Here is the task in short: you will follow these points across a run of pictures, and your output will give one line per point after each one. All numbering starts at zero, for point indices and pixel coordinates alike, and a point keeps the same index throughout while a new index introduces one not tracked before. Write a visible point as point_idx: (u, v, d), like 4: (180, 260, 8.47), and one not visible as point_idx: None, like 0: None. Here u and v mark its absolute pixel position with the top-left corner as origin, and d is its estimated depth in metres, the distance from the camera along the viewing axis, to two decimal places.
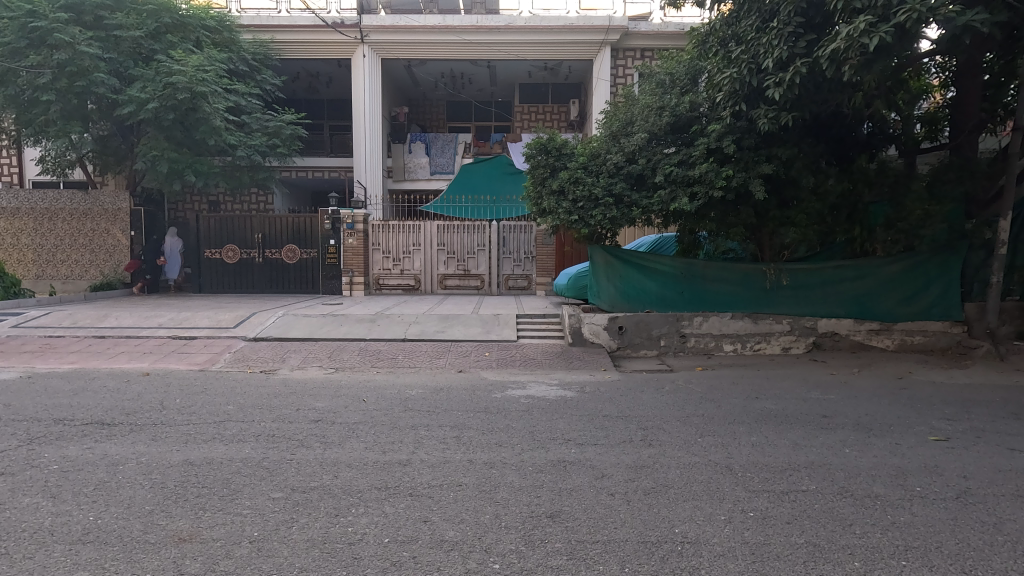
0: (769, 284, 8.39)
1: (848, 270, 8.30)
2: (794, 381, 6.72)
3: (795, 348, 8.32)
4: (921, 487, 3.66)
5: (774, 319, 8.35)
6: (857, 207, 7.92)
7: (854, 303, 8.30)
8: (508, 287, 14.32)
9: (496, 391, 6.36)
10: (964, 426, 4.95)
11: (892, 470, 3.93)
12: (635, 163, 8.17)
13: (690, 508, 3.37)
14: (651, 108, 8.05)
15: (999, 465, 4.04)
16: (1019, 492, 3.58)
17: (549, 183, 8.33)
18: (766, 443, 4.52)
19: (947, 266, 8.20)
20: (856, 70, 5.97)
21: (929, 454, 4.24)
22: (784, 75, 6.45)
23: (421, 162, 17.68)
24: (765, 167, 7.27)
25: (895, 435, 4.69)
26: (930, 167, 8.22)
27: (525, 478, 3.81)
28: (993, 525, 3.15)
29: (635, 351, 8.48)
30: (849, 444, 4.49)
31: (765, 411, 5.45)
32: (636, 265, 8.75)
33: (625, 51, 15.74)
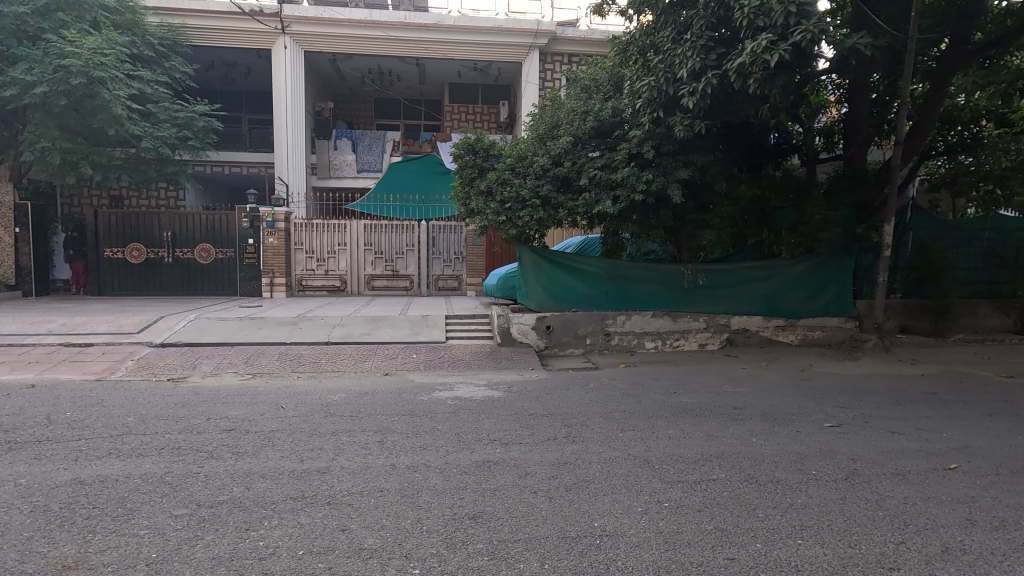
0: (688, 284, 8.79)
1: (758, 270, 8.85)
2: (709, 375, 7.08)
3: (711, 345, 8.79)
4: (816, 470, 3.97)
5: (691, 316, 8.79)
6: (765, 211, 8.48)
7: (762, 301, 8.87)
8: (438, 287, 14.18)
9: (423, 393, 6.27)
10: (855, 413, 5.42)
11: (793, 456, 4.24)
12: (561, 165, 8.33)
13: (609, 501, 3.48)
14: (576, 112, 8.26)
15: (883, 447, 4.45)
16: (897, 471, 3.96)
17: (477, 184, 8.36)
18: (681, 435, 4.75)
19: (843, 267, 8.96)
20: (761, 83, 6.39)
21: (824, 440, 4.60)
22: (697, 85, 6.81)
23: (347, 159, 17.16)
24: (682, 173, 7.63)
25: (797, 424, 5.06)
26: (827, 176, 8.94)
27: (448, 480, 3.78)
28: (875, 502, 3.47)
29: (562, 350, 8.65)
30: (756, 433, 4.80)
31: (683, 404, 5.72)
32: (563, 265, 8.91)
33: (553, 56, 15.99)
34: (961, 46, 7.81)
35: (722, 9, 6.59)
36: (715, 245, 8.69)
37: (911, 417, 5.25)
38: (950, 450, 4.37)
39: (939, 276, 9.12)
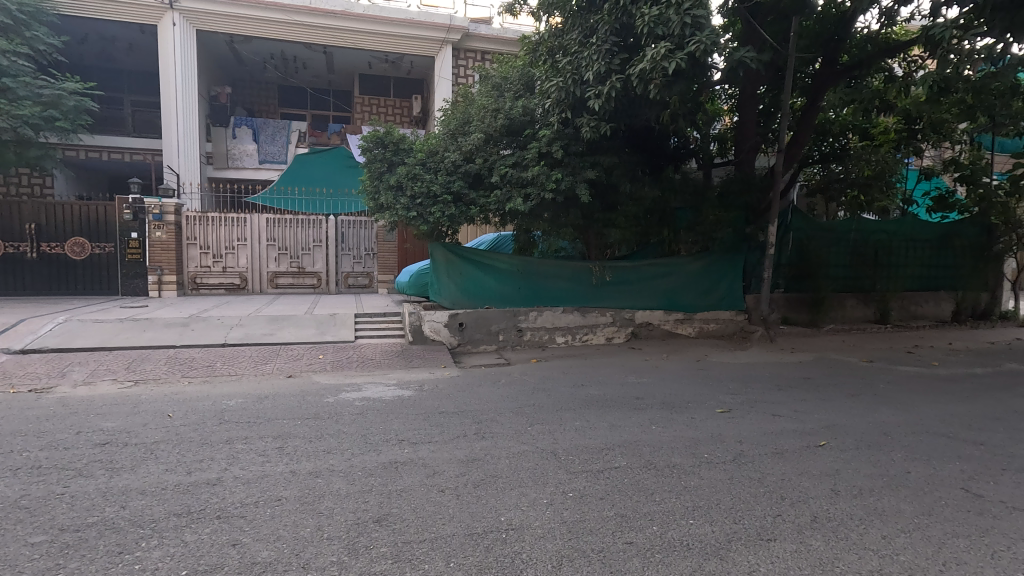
0: (596, 280, 9.11)
1: (660, 267, 9.34)
2: (615, 368, 7.39)
3: (617, 338, 9.17)
4: (707, 453, 4.27)
5: (599, 312, 9.11)
6: (666, 211, 8.97)
7: (663, 296, 9.38)
8: (348, 285, 13.67)
9: (329, 395, 6.01)
10: (742, 398, 5.89)
11: (688, 441, 4.53)
12: (473, 162, 8.32)
13: (516, 495, 3.52)
14: (487, 110, 8.29)
15: (765, 429, 4.86)
16: (776, 450, 4.34)
17: (386, 178, 8.16)
18: (587, 426, 4.91)
19: (734, 264, 9.70)
20: (660, 89, 6.73)
21: (715, 425, 4.95)
22: (602, 87, 7.06)
23: (247, 149, 16.09)
24: (590, 173, 7.88)
25: (692, 410, 5.41)
26: (721, 179, 9.62)
27: (353, 484, 3.65)
28: (757, 480, 3.78)
29: (475, 347, 8.66)
30: (655, 420, 5.08)
31: (589, 396, 5.92)
32: (476, 262, 8.92)
33: (466, 52, 15.90)
34: (831, 66, 8.70)
35: (625, 16, 6.88)
36: (621, 243, 9.08)
37: (789, 400, 5.79)
38: (820, 428, 4.86)
39: (814, 273, 10.11)
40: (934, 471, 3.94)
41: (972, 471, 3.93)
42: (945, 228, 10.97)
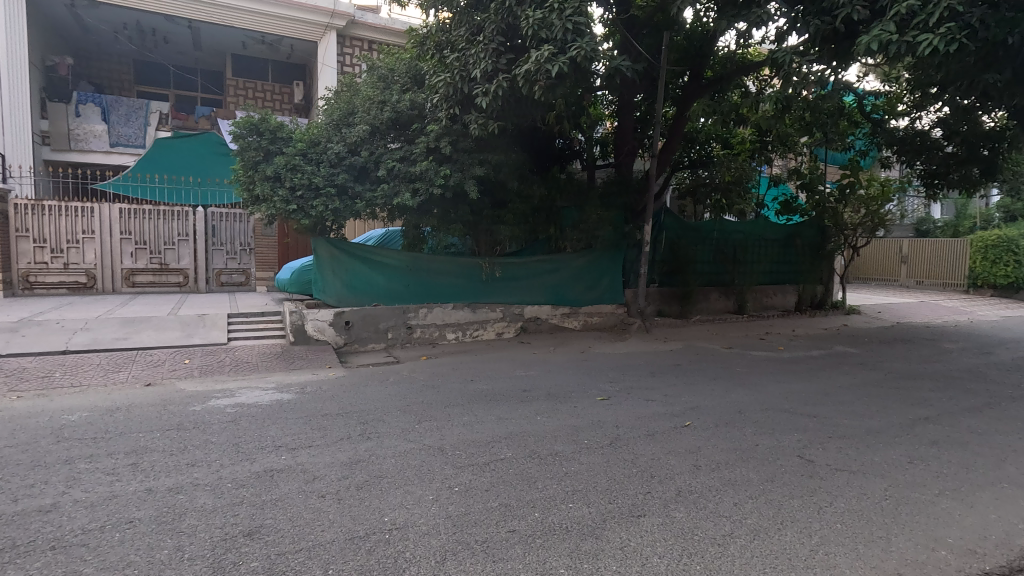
0: (485, 276, 9.21)
1: (547, 263, 9.65)
2: (504, 362, 7.53)
3: (507, 333, 9.34)
4: (587, 439, 4.50)
5: (489, 307, 9.21)
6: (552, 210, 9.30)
7: (551, 291, 9.71)
8: (220, 283, 12.58)
9: (195, 403, 5.49)
10: (620, 386, 6.29)
11: (570, 429, 4.74)
12: (358, 154, 8.04)
13: (400, 494, 3.47)
14: (373, 101, 8.05)
15: (639, 414, 5.23)
16: (648, 432, 4.69)
17: (262, 168, 7.63)
18: (475, 421, 4.96)
19: (614, 260, 10.27)
20: (544, 91, 6.96)
21: (595, 412, 5.23)
22: (490, 86, 7.16)
23: (95, 129, 14.19)
24: (478, 170, 7.95)
25: (575, 400, 5.68)
26: (602, 180, 10.18)
27: (221, 497, 3.38)
28: (630, 461, 4.06)
29: (363, 346, 8.37)
30: (541, 411, 5.26)
31: (478, 391, 5.98)
32: (362, 258, 8.66)
33: (352, 40, 15.21)
34: (697, 80, 9.66)
35: (511, 17, 7.03)
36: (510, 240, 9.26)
37: (661, 386, 6.28)
38: (687, 410, 5.33)
39: (684, 269, 11.04)
40: (777, 442, 4.48)
41: (806, 440, 4.53)
42: (789, 229, 12.50)
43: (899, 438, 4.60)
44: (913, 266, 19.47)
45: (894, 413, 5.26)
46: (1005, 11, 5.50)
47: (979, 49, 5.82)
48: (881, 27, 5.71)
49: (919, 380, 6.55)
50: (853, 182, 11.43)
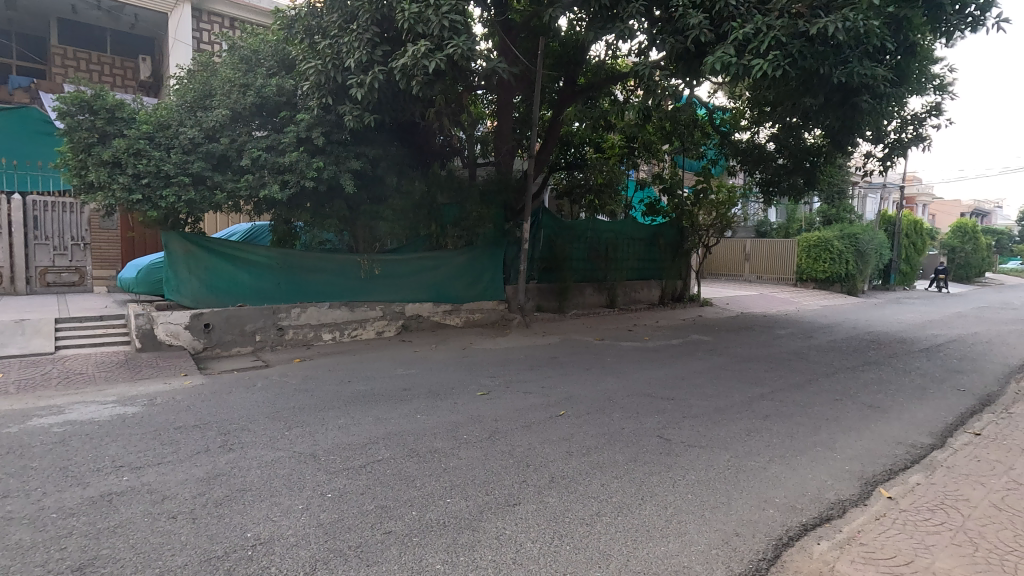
0: (364, 274, 8.90)
1: (428, 260, 9.56)
2: (384, 361, 7.34)
3: (387, 332, 9.10)
4: (467, 434, 4.56)
5: (368, 306, 8.92)
6: (433, 206, 9.30)
7: (432, 289, 9.63)
8: (47, 282, 10.80)
9: (11, 424, 4.69)
10: (499, 380, 6.44)
11: (450, 425, 4.76)
12: (217, 141, 7.38)
13: (266, 506, 3.25)
14: (234, 84, 7.45)
15: (517, 406, 5.39)
16: (525, 423, 4.86)
17: (98, 152, 6.72)
18: (351, 423, 4.79)
19: (495, 257, 10.46)
20: (422, 87, 6.92)
21: (475, 407, 5.31)
22: (365, 77, 6.97)
23: None
24: (354, 163, 7.66)
25: (455, 396, 5.71)
26: (482, 178, 10.34)
27: (44, 530, 2.92)
28: (507, 453, 4.18)
29: (226, 350, 7.69)
30: (421, 409, 5.22)
31: (355, 393, 5.78)
32: (224, 255, 7.95)
33: (210, 15, 13.78)
34: (571, 85, 10.10)
35: (386, 8, 6.90)
36: (390, 236, 9.05)
37: (538, 378, 6.53)
38: (561, 400, 5.59)
39: (561, 266, 11.55)
40: (639, 424, 4.88)
41: (665, 421, 4.98)
42: (653, 229, 13.60)
43: (739, 414, 5.23)
44: (754, 263, 22.14)
45: (736, 392, 5.97)
46: (818, 45, 6.40)
47: (799, 75, 6.74)
48: (723, 50, 6.43)
49: (756, 363, 7.49)
50: (706, 188, 12.73)
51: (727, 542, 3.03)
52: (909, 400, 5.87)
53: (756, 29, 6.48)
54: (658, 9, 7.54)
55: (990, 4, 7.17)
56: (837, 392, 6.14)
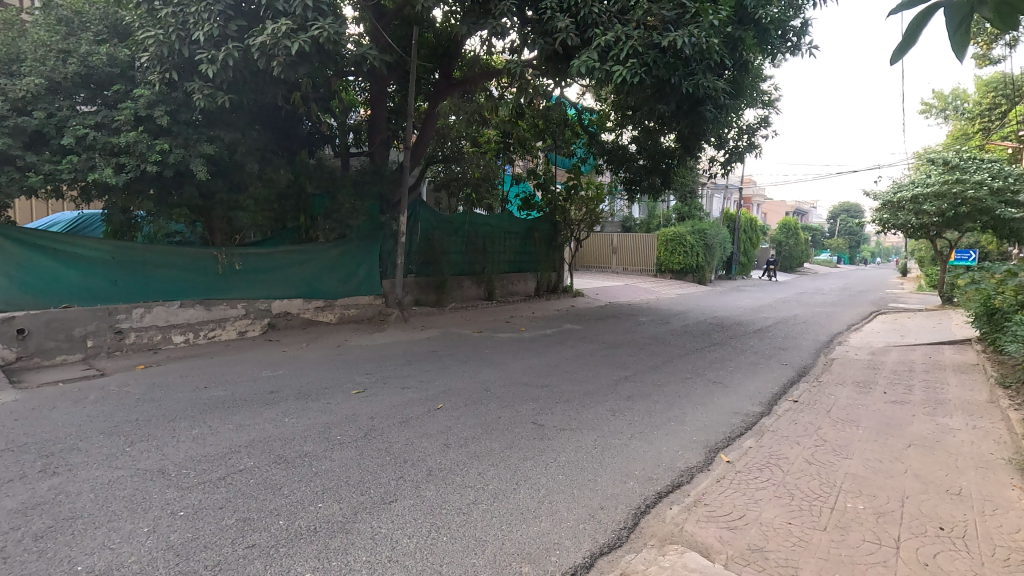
0: (222, 269, 8.14)
1: (296, 254, 8.99)
2: (247, 363, 6.78)
3: (251, 332, 8.40)
4: (340, 435, 4.39)
5: (227, 304, 8.17)
6: (300, 196, 8.80)
7: (302, 284, 9.07)
8: None
9: None
10: (376, 376, 6.27)
11: (322, 427, 4.55)
12: (29, 115, 6.32)
13: (101, 533, 2.87)
14: (50, 49, 6.43)
15: (394, 402, 5.30)
16: (402, 419, 4.79)
17: None
18: (207, 433, 4.37)
19: (371, 251, 10.11)
20: (284, 68, 6.54)
21: (349, 406, 5.12)
22: (216, 53, 6.42)
23: None
24: (206, 147, 6.98)
25: (327, 396, 5.45)
26: (356, 168, 9.98)
27: None
28: (383, 451, 4.09)
29: (47, 359, 6.56)
30: (289, 412, 4.92)
31: (211, 399, 5.27)
32: (41, 249, 6.79)
33: None
34: (447, 78, 10.01)
35: None
36: (251, 228, 8.37)
37: (416, 373, 6.47)
38: (439, 393, 5.59)
39: (439, 259, 11.49)
40: (515, 412, 5.05)
41: (538, 407, 5.21)
42: (528, 223, 14.05)
43: (605, 397, 5.62)
44: (620, 256, 23.79)
45: (602, 376, 6.41)
46: (668, 56, 7.02)
47: (654, 82, 7.31)
48: (587, 55, 6.84)
49: (621, 348, 8.09)
50: (577, 184, 13.43)
51: (593, 515, 3.26)
52: (745, 375, 6.73)
53: (617, 38, 6.97)
54: (530, 10, 7.80)
55: (804, 33, 8.38)
56: (688, 371, 6.85)
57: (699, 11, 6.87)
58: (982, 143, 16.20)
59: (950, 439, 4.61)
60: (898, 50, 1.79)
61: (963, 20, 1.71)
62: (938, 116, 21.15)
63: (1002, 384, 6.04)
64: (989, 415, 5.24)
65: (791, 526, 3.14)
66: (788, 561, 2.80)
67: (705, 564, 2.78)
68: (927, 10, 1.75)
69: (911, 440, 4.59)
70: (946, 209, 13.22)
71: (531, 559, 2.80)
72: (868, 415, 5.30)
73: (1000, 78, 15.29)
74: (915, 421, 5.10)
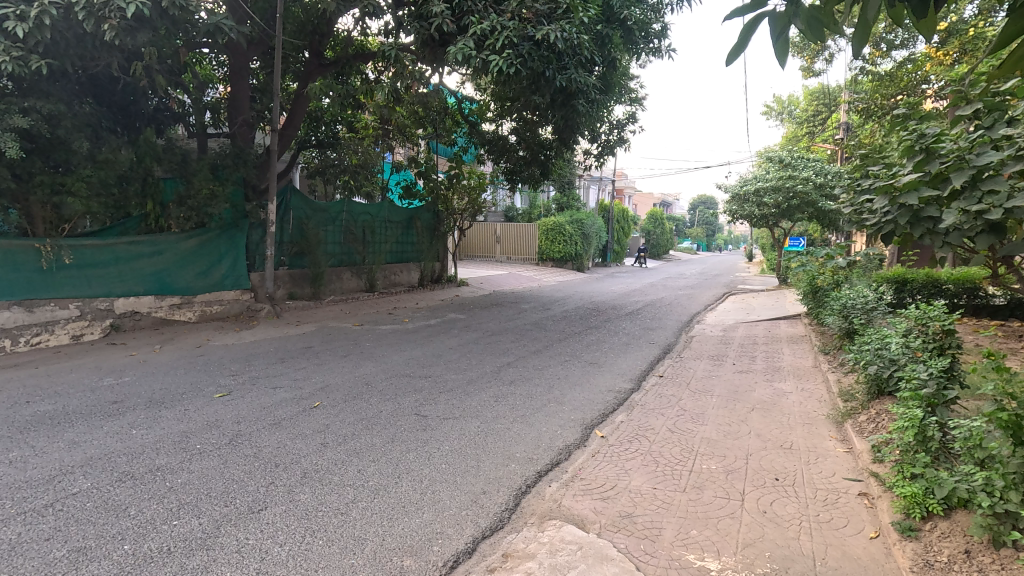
0: (47, 264, 6.99)
1: (142, 246, 8.00)
2: (83, 371, 5.92)
3: (88, 335, 7.32)
4: (200, 443, 3.99)
5: (55, 304, 7.04)
6: (147, 180, 7.91)
7: (150, 279, 8.08)
8: None
9: None
10: (242, 377, 5.79)
11: (177, 437, 4.10)
12: None
13: None
14: None
15: (264, 403, 4.94)
16: (274, 421, 4.48)
17: None
18: (29, 454, 3.74)
19: (234, 242, 9.27)
20: (117, 33, 6.06)
21: (212, 411, 4.69)
22: (27, 10, 5.76)
23: None
24: (20, 119, 6.13)
25: (184, 402, 4.93)
26: (215, 150, 9.15)
27: None
28: (252, 456, 3.79)
29: None
30: (136, 424, 4.36)
31: (35, 416, 4.52)
32: None
33: None
34: (317, 58, 9.47)
35: None
36: (85, 215, 7.31)
37: (289, 371, 6.08)
38: (315, 391, 5.31)
39: (314, 249, 10.84)
40: (397, 405, 4.95)
41: (421, 398, 5.15)
42: (410, 212, 13.75)
43: (488, 383, 5.71)
44: (503, 245, 24.23)
45: (486, 364, 6.50)
46: (543, 49, 7.16)
47: (530, 74, 7.42)
48: (464, 42, 6.88)
49: (503, 335, 8.26)
50: (459, 173, 13.38)
51: (476, 500, 3.30)
52: (617, 354, 7.21)
53: (492, 27, 7.06)
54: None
55: (664, 36, 9.05)
56: (567, 354, 7.17)
57: (570, 7, 7.16)
58: (808, 145, 18.73)
59: (784, 401, 5.31)
60: (733, 51, 1.97)
61: (784, 29, 1.92)
62: (776, 118, 24.07)
63: (824, 351, 7.07)
64: (813, 377, 6.13)
65: (655, 491, 3.42)
66: (653, 522, 3.04)
67: (580, 535, 2.93)
68: (756, 18, 1.95)
69: (754, 404, 5.22)
70: (781, 202, 15.11)
71: (412, 552, 2.76)
72: (720, 384, 5.94)
73: (821, 88, 17.75)
74: (757, 387, 5.80)
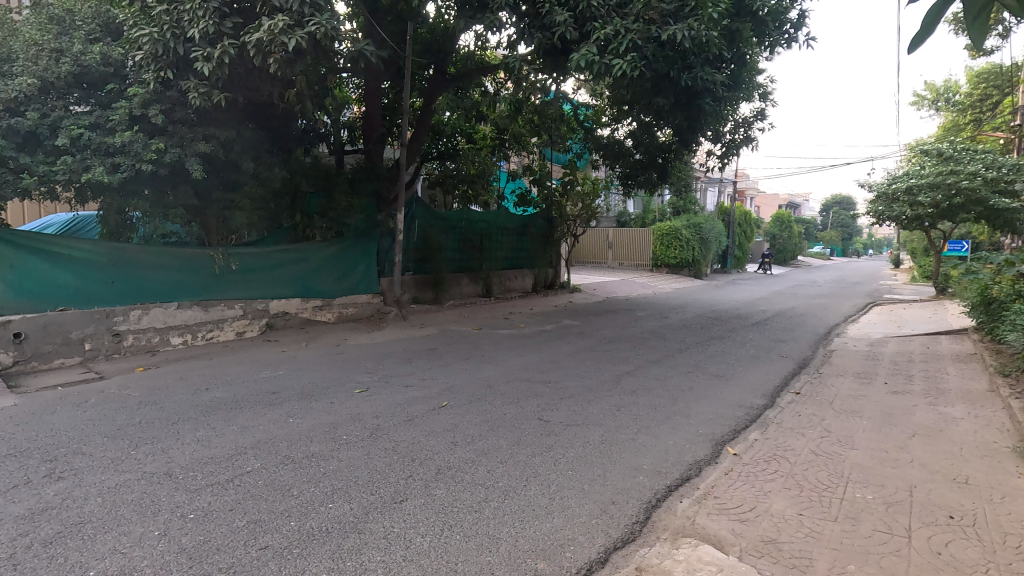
0: (219, 269, 8.06)
1: (292, 253, 8.92)
2: (245, 364, 6.73)
3: (249, 332, 8.32)
4: (346, 435, 4.35)
5: (225, 304, 8.07)
6: (297, 194, 8.87)
7: (298, 283, 9.00)
8: None
9: None
10: (377, 375, 6.24)
11: (326, 427, 4.51)
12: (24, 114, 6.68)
13: (111, 538, 2.84)
14: (42, 50, 6.77)
15: (397, 400, 5.29)
16: (407, 417, 4.78)
17: None
18: (212, 435, 4.32)
19: (367, 249, 10.06)
20: (279, 64, 6.87)
21: (354, 405, 5.12)
22: (212, 51, 6.70)
23: None
24: (201, 146, 7.13)
25: (329, 395, 5.42)
26: (351, 166, 10.05)
27: None
28: (391, 450, 4.07)
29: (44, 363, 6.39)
30: (293, 413, 4.88)
31: (213, 401, 5.21)
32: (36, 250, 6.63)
33: None
34: (441, 74, 10.04)
35: None
36: (248, 226, 8.34)
37: (417, 371, 6.46)
38: (442, 391, 5.58)
39: (435, 256, 11.43)
40: (520, 409, 5.03)
41: (543, 403, 5.21)
42: (524, 219, 14.01)
43: (609, 392, 5.62)
44: (615, 251, 23.89)
45: (605, 371, 6.42)
46: (668, 50, 7.12)
47: (654, 75, 7.52)
48: (586, 48, 6.85)
49: (619, 342, 8.12)
50: (573, 179, 13.40)
51: (605, 510, 3.26)
52: (745, 367, 6.78)
53: (615, 31, 6.98)
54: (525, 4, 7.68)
55: (801, 24, 8.37)
56: (690, 364, 6.86)
57: (699, 4, 6.87)
58: (974, 134, 16.33)
59: (953, 428, 4.64)
60: (916, 38, 1.79)
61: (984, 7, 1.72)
62: (930, 107, 21.31)
63: (1002, 373, 6.09)
64: (990, 403, 5.28)
65: (803, 517, 3.16)
66: (803, 552, 2.81)
67: (719, 557, 2.78)
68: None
69: (914, 430, 4.62)
70: (940, 201, 13.30)
71: (545, 555, 2.79)
72: (870, 405, 5.34)
73: (991, 69, 15.43)
74: (917, 411, 5.12)
